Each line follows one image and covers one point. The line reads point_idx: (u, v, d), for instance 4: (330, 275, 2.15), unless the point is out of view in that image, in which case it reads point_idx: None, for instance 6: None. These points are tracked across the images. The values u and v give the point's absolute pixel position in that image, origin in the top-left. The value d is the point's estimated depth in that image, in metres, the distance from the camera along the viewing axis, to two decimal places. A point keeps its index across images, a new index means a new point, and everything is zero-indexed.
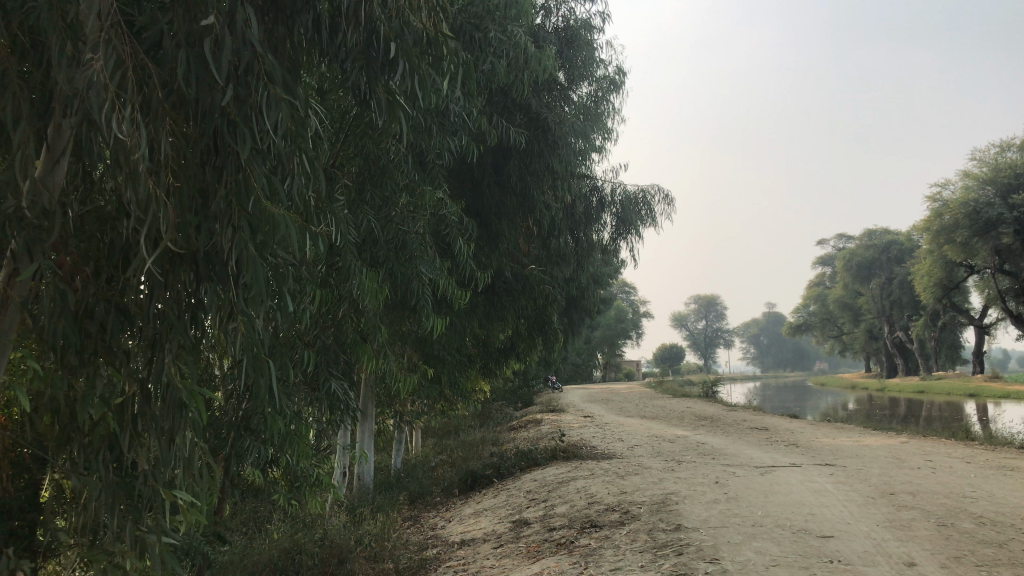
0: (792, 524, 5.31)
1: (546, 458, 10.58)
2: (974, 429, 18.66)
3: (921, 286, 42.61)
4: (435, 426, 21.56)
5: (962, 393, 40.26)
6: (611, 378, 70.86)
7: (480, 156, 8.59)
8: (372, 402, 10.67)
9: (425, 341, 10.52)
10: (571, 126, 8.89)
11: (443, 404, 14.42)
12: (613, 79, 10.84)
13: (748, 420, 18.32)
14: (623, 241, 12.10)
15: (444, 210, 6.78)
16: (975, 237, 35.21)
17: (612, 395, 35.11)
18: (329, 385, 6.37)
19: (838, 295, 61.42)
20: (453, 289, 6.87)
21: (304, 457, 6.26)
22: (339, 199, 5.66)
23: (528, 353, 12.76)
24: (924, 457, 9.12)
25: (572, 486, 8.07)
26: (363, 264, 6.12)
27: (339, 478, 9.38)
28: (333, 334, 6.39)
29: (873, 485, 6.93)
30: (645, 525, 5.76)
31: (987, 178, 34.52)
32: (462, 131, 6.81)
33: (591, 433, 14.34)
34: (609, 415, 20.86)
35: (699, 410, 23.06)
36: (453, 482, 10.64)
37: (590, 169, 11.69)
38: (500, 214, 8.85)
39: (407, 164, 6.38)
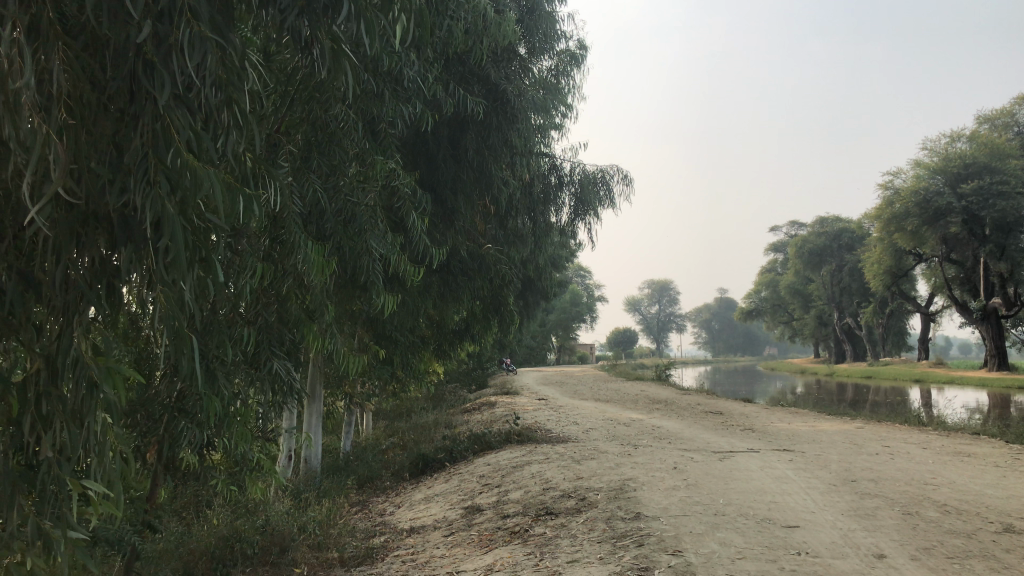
0: (755, 513, 5.12)
1: (499, 441, 10.33)
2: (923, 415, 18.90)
3: (870, 273, 43.29)
4: (387, 408, 21.22)
5: (907, 379, 41.10)
6: (565, 361, 70.96)
7: (434, 128, 8.22)
8: (321, 382, 10.29)
9: (376, 319, 10.16)
10: (530, 99, 8.60)
11: (395, 385, 14.08)
12: (573, 53, 10.56)
13: (701, 404, 18.32)
14: (581, 222, 11.85)
15: (397, 182, 6.43)
16: (925, 225, 35.80)
17: (565, 378, 35.10)
18: (271, 364, 6.01)
19: (789, 282, 62.20)
20: (405, 266, 6.52)
21: (245, 441, 5.91)
22: (283, 167, 5.32)
23: (482, 334, 12.48)
24: (880, 443, 9.08)
25: (526, 471, 7.82)
26: (308, 237, 5.78)
27: (285, 461, 9.02)
28: (277, 311, 6.02)
29: (834, 472, 6.79)
30: (603, 513, 5.52)
31: (936, 168, 35.11)
32: (416, 99, 6.46)
33: (545, 415, 14.14)
34: (563, 398, 20.75)
35: (652, 393, 23.08)
36: (404, 466, 10.33)
37: (549, 147, 11.40)
38: (455, 189, 8.54)
39: (357, 132, 6.03)
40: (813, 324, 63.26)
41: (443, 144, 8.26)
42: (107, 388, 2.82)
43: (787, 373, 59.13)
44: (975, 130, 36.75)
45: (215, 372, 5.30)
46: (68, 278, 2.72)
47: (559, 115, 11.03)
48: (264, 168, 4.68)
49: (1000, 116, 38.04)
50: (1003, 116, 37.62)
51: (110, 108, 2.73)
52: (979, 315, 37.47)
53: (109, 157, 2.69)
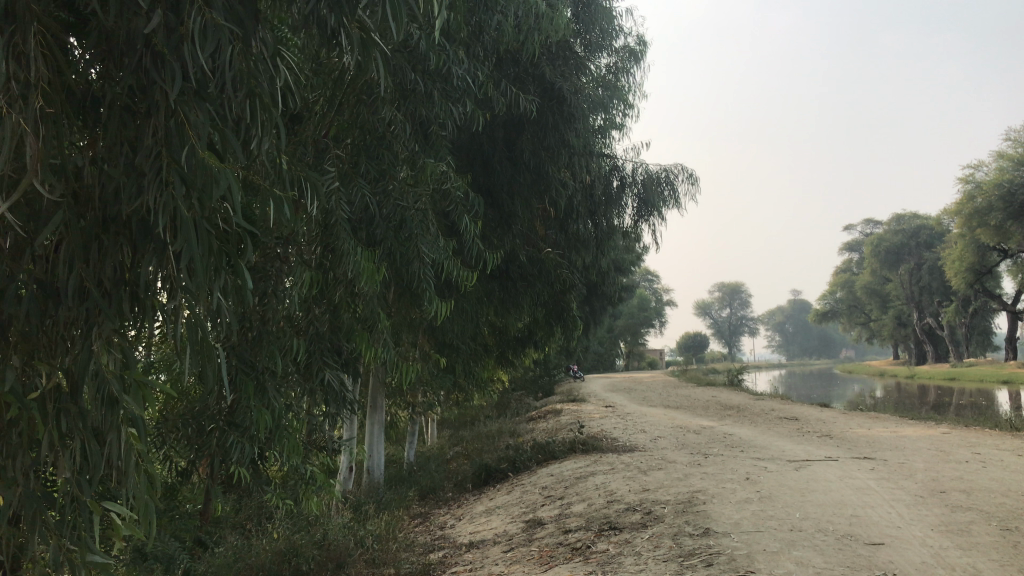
0: (835, 529, 4.74)
1: (564, 451, 10.05)
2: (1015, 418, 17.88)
3: (952, 271, 41.52)
4: (452, 417, 21.12)
5: (994, 381, 39.30)
6: (634, 366, 70.10)
7: (489, 129, 8.04)
8: (382, 392, 10.19)
9: (435, 327, 10.00)
10: (587, 97, 8.31)
11: (458, 394, 13.91)
12: (633, 49, 10.25)
13: (776, 410, 17.66)
14: (645, 223, 11.48)
15: (449, 184, 6.23)
16: (1010, 220, 34.20)
17: (633, 384, 34.55)
18: (322, 374, 5.83)
19: (865, 282, 60.27)
20: (459, 271, 6.30)
21: (299, 454, 5.78)
22: (330, 171, 5.34)
23: (546, 340, 12.22)
24: (970, 450, 8.49)
25: (590, 482, 7.52)
26: (358, 243, 5.63)
27: (346, 473, 8.92)
28: (329, 320, 5.87)
29: (921, 482, 6.31)
30: (670, 528, 5.20)
31: (1021, 158, 33.42)
32: (466, 98, 6.26)
33: (612, 423, 13.78)
34: (631, 404, 20.32)
35: (724, 399, 22.42)
36: (466, 476, 10.14)
37: (610, 147, 11.10)
38: (512, 192, 8.39)
39: (406, 134, 5.87)
40: (891, 325, 61.10)
41: (498, 146, 8.12)
42: (131, 403, 2.62)
43: (865, 376, 57.23)
44: None
45: (263, 381, 5.33)
46: (83, 287, 2.55)
47: (619, 113, 10.71)
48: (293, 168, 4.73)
49: None
50: None
51: (126, 108, 2.58)
52: None
53: (124, 157, 2.55)
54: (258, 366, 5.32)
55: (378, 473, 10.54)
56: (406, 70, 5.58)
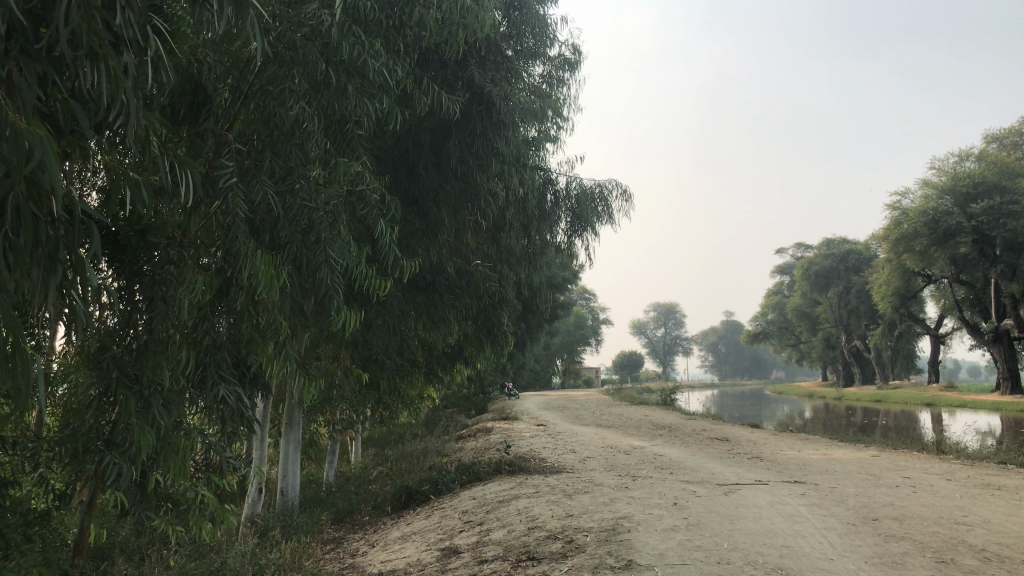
0: (764, 561, 4.44)
1: (489, 472, 9.64)
2: (937, 440, 18.10)
3: (878, 296, 42.52)
4: (378, 436, 20.42)
5: (918, 403, 40.16)
6: (570, 384, 69.82)
7: (414, 133, 7.70)
8: (298, 408, 9.65)
9: (357, 338, 9.53)
10: (517, 104, 8.02)
11: (383, 412, 13.35)
12: (568, 58, 10.01)
13: (707, 430, 17.53)
14: (579, 240, 11.18)
15: (364, 185, 5.77)
16: (934, 246, 35.12)
17: (566, 403, 34.18)
18: (217, 391, 5.28)
19: (796, 304, 61.49)
20: (372, 278, 5.83)
21: (189, 478, 5.18)
22: (228, 165, 4.98)
23: (476, 356, 11.82)
24: (900, 473, 8.35)
25: (512, 507, 7.12)
26: (259, 245, 5.18)
27: (254, 496, 8.36)
28: (227, 329, 5.39)
29: (853, 509, 6.07)
30: (590, 559, 4.85)
31: (945, 187, 34.37)
32: (384, 95, 5.88)
33: (541, 443, 13.41)
34: (562, 423, 20.00)
35: (656, 419, 22.30)
36: (386, 499, 9.60)
37: (544, 161, 10.79)
38: (439, 200, 8.03)
39: (317, 130, 5.49)
40: (820, 348, 62.27)
41: (424, 151, 7.77)
42: None
43: (794, 396, 58.19)
44: (983, 149, 36.10)
45: (150, 398, 4.81)
46: None
47: (554, 125, 10.46)
48: (165, 148, 4.34)
49: (1009, 135, 37.45)
50: (1012, 135, 37.03)
51: None
52: (990, 338, 36.64)
53: None
54: (143, 378, 4.80)
55: (293, 495, 9.96)
56: (317, 60, 5.26)
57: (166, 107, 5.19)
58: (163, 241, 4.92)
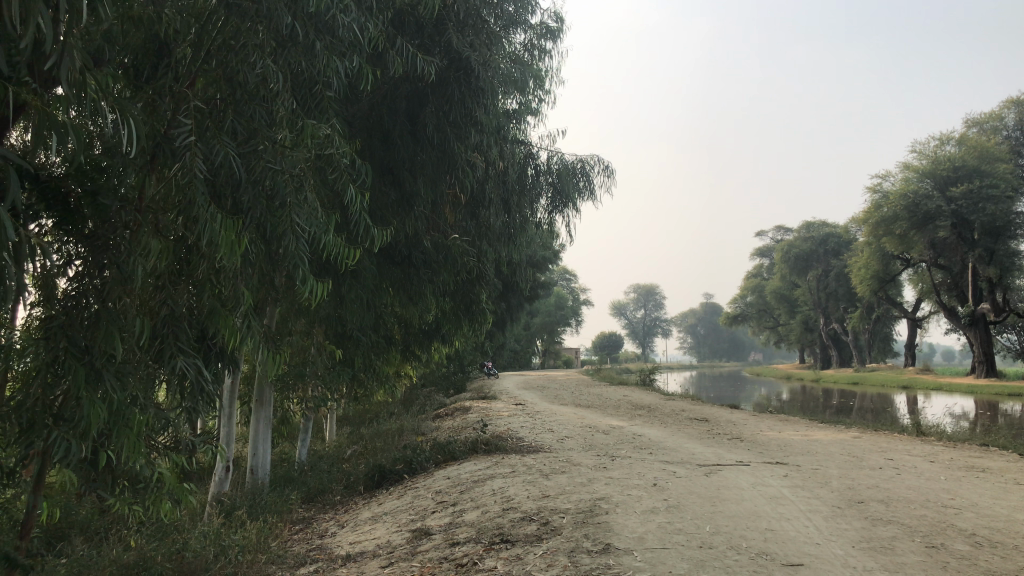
0: (748, 546, 4.24)
1: (464, 451, 9.42)
2: (916, 423, 18.10)
3: (857, 279, 42.65)
4: (354, 415, 20.15)
5: (895, 386, 40.39)
6: (549, 365, 69.73)
7: (389, 99, 7.39)
8: (268, 385, 9.37)
9: (329, 312, 9.25)
10: (498, 72, 7.72)
11: (358, 390, 13.07)
12: (551, 26, 9.71)
13: (686, 411, 17.44)
14: (560, 216, 10.92)
15: (333, 150, 5.47)
16: (913, 229, 35.18)
17: (545, 383, 33.99)
18: (175, 362, 4.90)
19: (775, 287, 61.71)
20: (342, 248, 5.54)
21: (145, 455, 4.86)
22: (187, 123, 4.69)
23: (453, 333, 11.57)
24: (882, 455, 8.22)
25: (487, 487, 6.90)
26: (220, 210, 4.88)
27: (222, 473, 8.17)
28: (187, 299, 5.11)
29: (838, 492, 5.89)
30: (567, 542, 4.63)
31: (926, 170, 34.43)
32: (353, 53, 5.59)
33: (519, 422, 13.19)
34: (541, 403, 19.84)
35: (635, 399, 22.22)
36: (358, 479, 9.34)
37: (524, 134, 10.50)
38: (414, 170, 7.74)
39: (282, 88, 5.19)
40: (798, 330, 62.57)
41: (400, 119, 7.47)
42: None
43: (772, 378, 58.53)
44: (964, 133, 36.16)
45: (101, 369, 4.48)
46: None
47: (535, 98, 10.16)
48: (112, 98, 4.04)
49: (990, 119, 37.54)
50: (993, 120, 37.12)
51: None
52: (967, 321, 36.83)
53: None
54: (93, 349, 4.47)
55: (263, 473, 9.71)
56: (283, 14, 4.91)
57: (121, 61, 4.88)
58: (116, 204, 4.62)
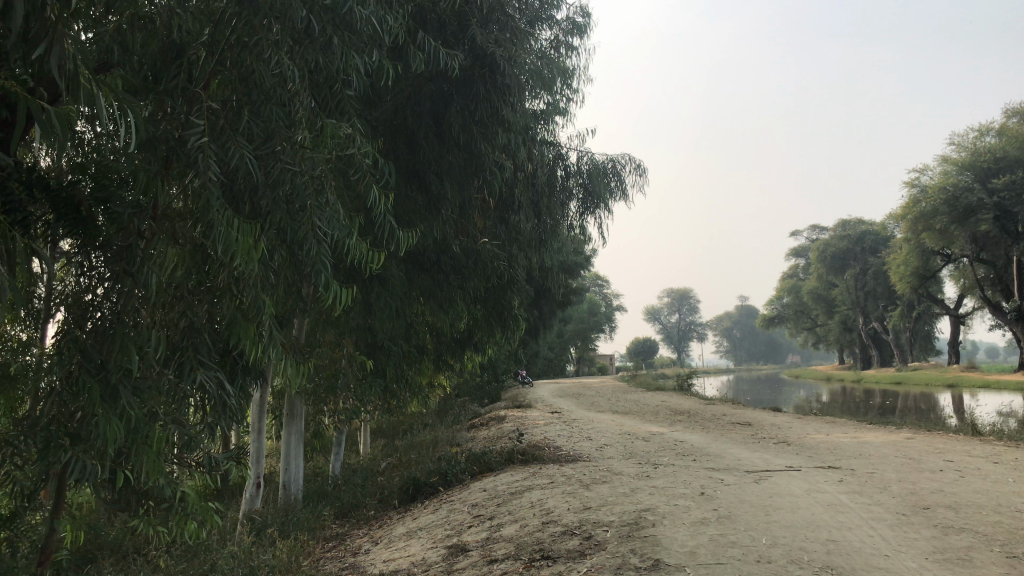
0: (811, 559, 3.91)
1: (500, 462, 9.13)
2: (968, 422, 17.44)
3: (897, 276, 41.70)
4: (389, 427, 19.96)
5: (940, 384, 39.37)
6: (584, 372, 69.21)
7: (413, 101, 7.16)
8: (299, 399, 9.17)
9: (359, 322, 9.03)
10: (525, 68, 7.45)
11: (391, 402, 12.85)
12: (577, 22, 9.42)
13: (728, 415, 16.97)
14: (592, 217, 10.59)
15: (355, 150, 5.24)
16: (954, 224, 34.28)
17: (581, 390, 33.57)
18: (195, 376, 4.69)
19: (813, 287, 60.71)
20: (366, 252, 5.29)
21: (166, 474, 4.63)
22: (199, 124, 4.47)
23: (486, 341, 11.30)
24: (942, 457, 7.78)
25: (525, 500, 6.60)
26: (236, 215, 4.66)
27: (253, 490, 8.10)
28: (206, 309, 4.90)
29: (901, 497, 5.51)
30: (612, 558, 4.32)
31: (965, 163, 33.56)
32: (372, 49, 5.36)
33: (556, 431, 12.87)
34: (576, 410, 19.48)
35: (674, 405, 21.79)
36: (393, 493, 9.09)
37: (553, 135, 10.20)
38: (441, 173, 7.49)
39: (299, 88, 4.99)
40: (837, 331, 61.43)
41: (424, 120, 7.23)
42: None
43: (811, 380, 57.49)
44: (1003, 124, 35.21)
45: (117, 385, 4.25)
46: None
47: (563, 97, 9.89)
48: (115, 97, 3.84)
49: None
50: None
51: None
52: (1013, 316, 35.78)
53: None
54: (109, 364, 4.24)
55: (296, 488, 9.51)
56: (298, 7, 4.68)
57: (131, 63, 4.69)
58: (129, 211, 4.41)
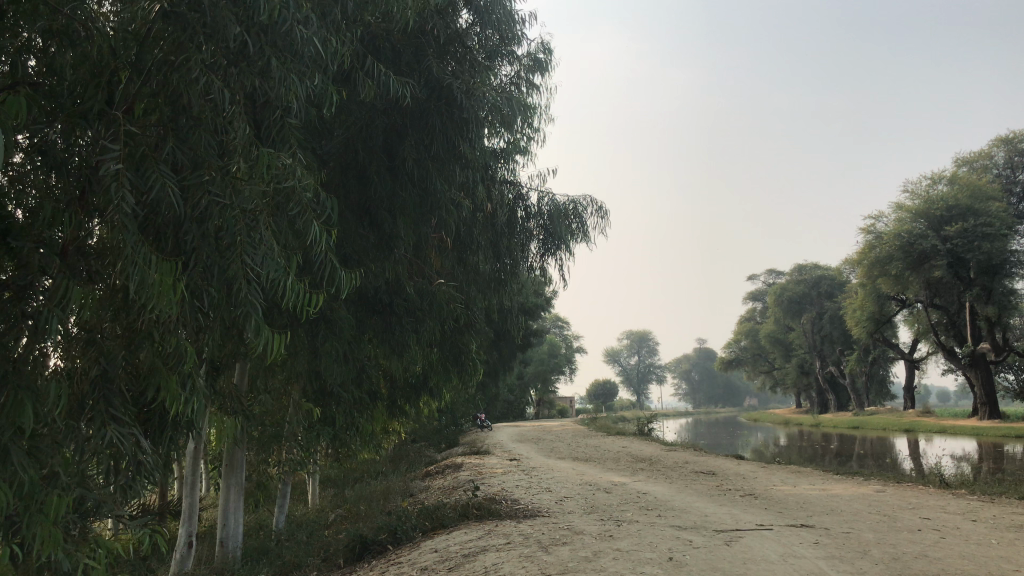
0: None
1: (454, 518, 8.59)
2: (930, 469, 17.22)
3: (853, 321, 42.01)
4: (340, 474, 19.17)
5: (896, 429, 39.53)
6: (543, 415, 68.55)
7: (364, 134, 6.73)
8: (238, 449, 8.54)
9: (304, 367, 8.47)
10: (485, 102, 7.07)
11: (341, 451, 12.22)
12: (538, 58, 9.10)
13: (690, 463, 16.58)
14: (553, 260, 10.17)
15: (294, 183, 4.77)
16: (909, 270, 34.66)
17: (539, 434, 32.95)
18: (106, 432, 4.13)
19: (771, 331, 61.14)
20: (303, 294, 4.79)
21: (66, 546, 4.02)
22: (115, 149, 3.97)
23: (441, 386, 10.79)
24: (917, 513, 7.43)
25: (477, 565, 6.07)
26: (156, 251, 4.15)
27: (183, 550, 7.51)
28: (122, 356, 4.34)
29: (884, 564, 5.12)
30: None
31: (919, 210, 34.02)
32: (314, 73, 4.94)
33: (514, 481, 12.35)
34: (536, 457, 18.96)
35: (634, 452, 21.38)
36: (338, 551, 8.48)
37: (512, 174, 9.81)
38: (393, 210, 7.02)
39: (233, 115, 4.53)
40: (795, 374, 61.75)
41: (376, 154, 6.78)
42: None
43: (769, 424, 57.56)
44: (955, 172, 35.86)
45: (8, 444, 3.66)
46: None
47: (523, 135, 9.52)
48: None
49: (979, 158, 37.30)
50: (983, 158, 36.87)
51: None
52: (967, 362, 36.13)
53: None
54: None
55: (234, 545, 8.85)
56: (229, 23, 4.26)
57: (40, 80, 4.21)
58: (30, 245, 3.87)
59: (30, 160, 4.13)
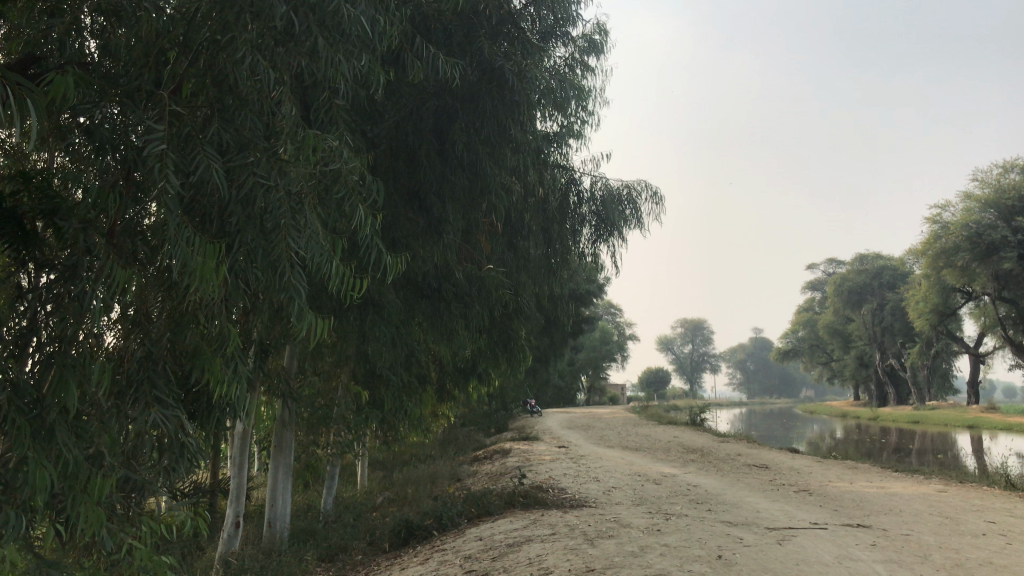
0: None
1: (500, 506, 8.51)
2: (995, 468, 16.61)
3: (916, 313, 40.81)
4: (390, 457, 19.29)
5: (959, 425, 38.35)
6: (594, 402, 68.30)
7: (414, 116, 6.63)
8: (287, 431, 8.58)
9: (352, 350, 8.46)
10: (537, 84, 6.92)
11: (389, 434, 12.25)
12: (593, 39, 8.90)
13: (743, 455, 16.25)
14: (604, 246, 9.99)
15: (339, 165, 4.69)
16: (976, 261, 33.46)
17: (589, 422, 32.76)
18: (149, 415, 4.13)
19: (830, 322, 59.80)
20: (347, 278, 4.71)
21: (109, 527, 4.03)
22: (160, 131, 3.94)
23: (490, 371, 10.72)
24: (983, 517, 7.11)
25: (521, 555, 5.98)
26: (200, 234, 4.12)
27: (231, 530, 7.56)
28: (167, 339, 4.33)
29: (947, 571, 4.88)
30: None
31: (989, 200, 32.80)
32: (362, 53, 4.84)
33: (562, 469, 12.24)
34: (585, 445, 18.80)
35: (685, 442, 21.10)
36: (384, 535, 8.48)
37: (565, 159, 9.64)
38: (443, 194, 6.92)
39: (278, 96, 4.47)
40: (854, 366, 60.35)
41: (426, 137, 6.69)
42: None
43: (826, 416, 56.42)
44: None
45: (54, 424, 3.67)
46: None
47: (577, 119, 9.35)
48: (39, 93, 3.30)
49: None
50: None
51: None
52: None
53: None
54: (45, 401, 3.67)
55: (281, 526, 8.91)
56: (276, 2, 4.19)
57: (90, 60, 4.22)
58: (76, 227, 3.87)
59: (79, 141, 4.14)
